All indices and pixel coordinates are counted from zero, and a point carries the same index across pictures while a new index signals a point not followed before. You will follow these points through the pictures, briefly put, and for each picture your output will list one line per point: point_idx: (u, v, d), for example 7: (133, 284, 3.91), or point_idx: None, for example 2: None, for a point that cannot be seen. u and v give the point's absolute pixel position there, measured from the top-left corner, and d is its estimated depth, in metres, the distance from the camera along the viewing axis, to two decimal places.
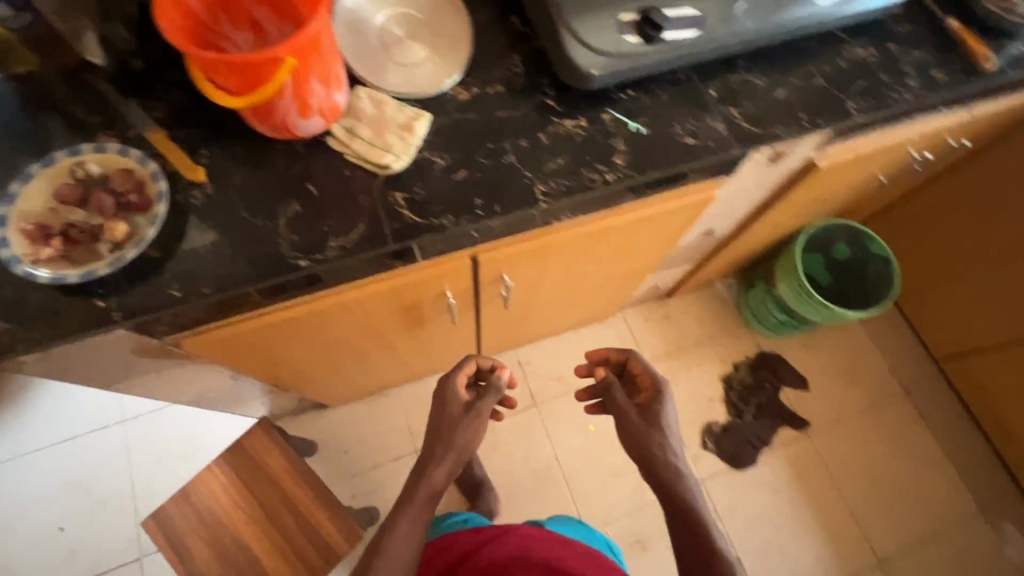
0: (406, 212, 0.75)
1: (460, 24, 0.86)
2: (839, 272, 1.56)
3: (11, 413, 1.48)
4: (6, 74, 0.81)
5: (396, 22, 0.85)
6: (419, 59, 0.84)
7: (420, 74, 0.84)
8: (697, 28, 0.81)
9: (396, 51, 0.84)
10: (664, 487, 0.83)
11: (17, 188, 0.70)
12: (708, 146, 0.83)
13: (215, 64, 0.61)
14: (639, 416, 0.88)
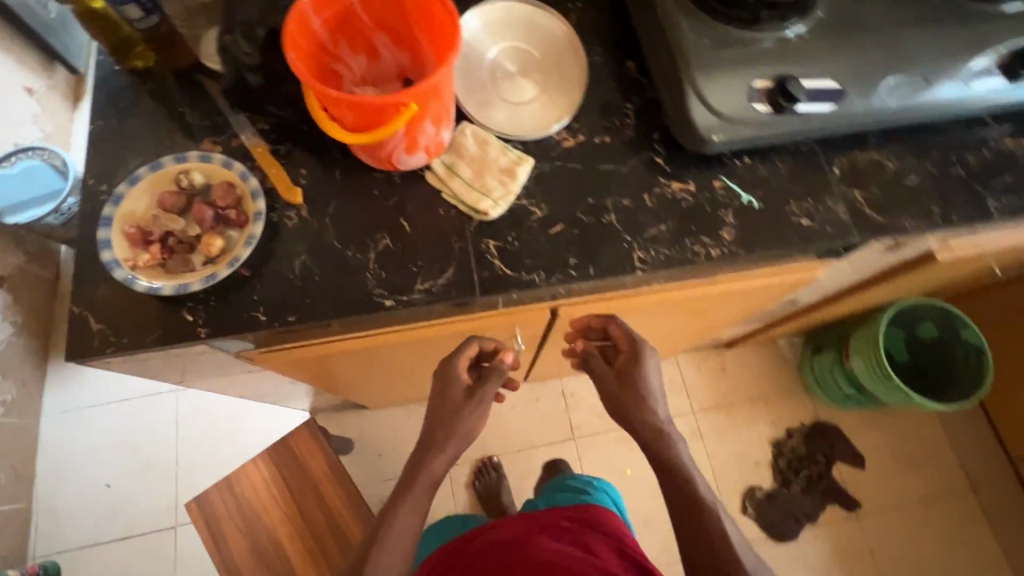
0: (496, 262, 0.73)
1: (576, 66, 0.83)
2: (920, 352, 1.45)
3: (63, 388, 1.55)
4: (123, 66, 0.82)
5: (510, 57, 0.82)
6: (529, 99, 0.81)
7: (528, 115, 0.80)
8: (835, 102, 0.74)
9: (507, 87, 0.81)
10: (672, 479, 0.71)
11: (125, 189, 0.71)
12: (825, 230, 0.77)
13: (336, 101, 0.59)
14: (634, 393, 0.75)
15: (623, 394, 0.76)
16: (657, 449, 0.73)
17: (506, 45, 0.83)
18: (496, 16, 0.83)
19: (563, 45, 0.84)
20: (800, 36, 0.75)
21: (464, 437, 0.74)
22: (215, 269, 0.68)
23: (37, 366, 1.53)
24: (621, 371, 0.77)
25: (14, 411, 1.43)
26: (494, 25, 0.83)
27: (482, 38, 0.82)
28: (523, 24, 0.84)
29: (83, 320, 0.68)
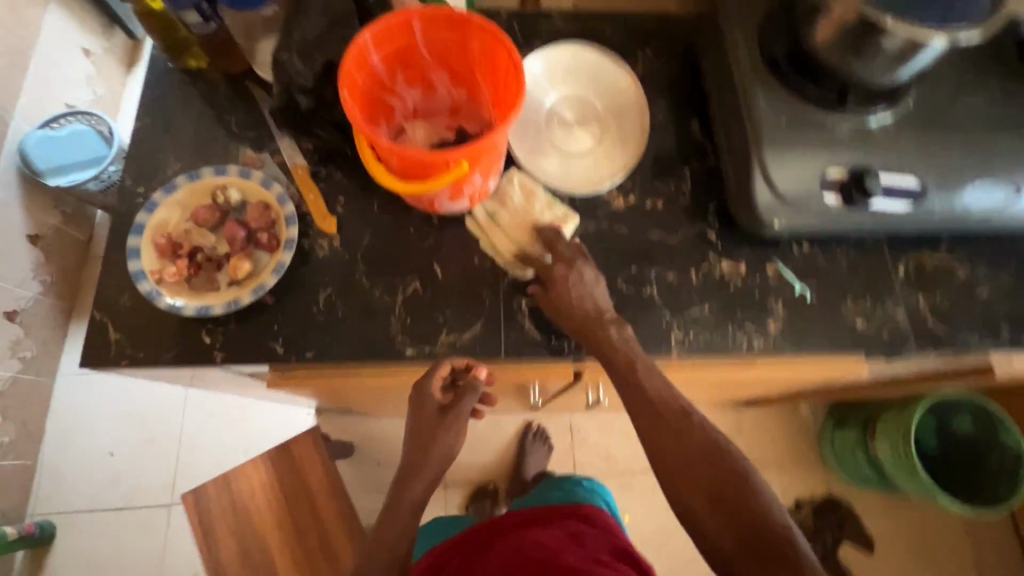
0: (527, 322, 0.70)
1: (638, 122, 0.78)
2: (952, 445, 1.36)
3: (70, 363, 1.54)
4: (177, 66, 0.80)
5: (570, 105, 0.79)
6: (583, 151, 0.77)
7: (580, 168, 0.77)
8: (912, 201, 0.69)
9: (561, 137, 0.77)
10: (672, 438, 0.57)
11: (161, 198, 0.70)
12: (880, 336, 0.72)
13: (384, 148, 0.56)
14: (591, 326, 0.64)
15: (591, 332, 0.64)
16: (652, 412, 0.59)
17: (567, 92, 0.79)
18: (562, 60, 0.80)
19: (627, 98, 0.79)
20: (884, 127, 0.70)
21: (443, 455, 0.68)
22: (239, 295, 0.66)
23: (60, 326, 1.54)
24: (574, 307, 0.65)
25: (30, 367, 1.45)
26: (557, 69, 0.79)
27: (544, 82, 0.79)
28: (588, 71, 0.80)
29: (102, 326, 0.67)
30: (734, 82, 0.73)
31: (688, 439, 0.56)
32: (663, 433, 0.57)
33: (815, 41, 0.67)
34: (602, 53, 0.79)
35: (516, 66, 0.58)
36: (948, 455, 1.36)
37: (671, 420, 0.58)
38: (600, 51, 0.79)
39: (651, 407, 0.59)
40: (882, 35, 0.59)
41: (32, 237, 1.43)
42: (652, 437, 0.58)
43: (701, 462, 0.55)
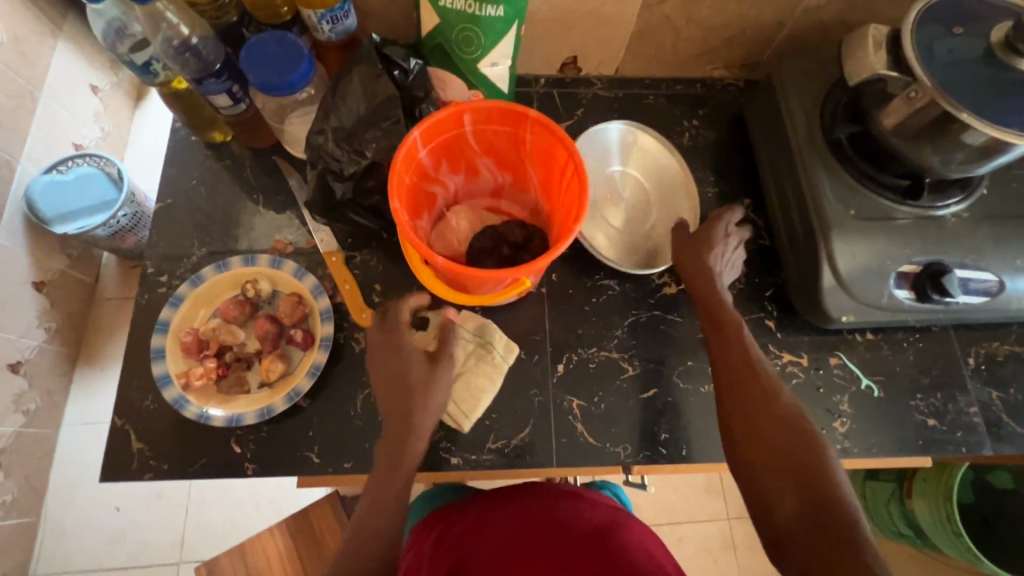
0: (579, 426, 0.65)
1: (688, 204, 0.73)
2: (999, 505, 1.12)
3: (78, 388, 1.34)
4: (200, 139, 0.76)
5: (617, 182, 0.75)
6: (629, 228, 0.73)
7: (629, 247, 0.73)
8: (989, 295, 0.65)
9: (609, 214, 0.74)
10: (748, 413, 0.55)
11: (186, 292, 0.66)
12: (954, 436, 0.67)
13: (446, 267, 0.54)
14: (723, 304, 0.62)
15: (719, 307, 0.62)
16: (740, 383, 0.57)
17: (614, 171, 0.76)
18: (611, 138, 0.76)
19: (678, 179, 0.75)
20: (957, 217, 0.66)
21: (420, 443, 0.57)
22: (271, 403, 0.62)
23: (64, 374, 1.32)
24: (708, 290, 0.63)
25: (35, 420, 1.24)
26: (609, 147, 0.76)
27: (598, 156, 0.75)
28: (635, 152, 0.76)
29: (124, 434, 0.62)
30: (795, 164, 0.69)
31: (765, 407, 0.54)
32: (741, 413, 0.55)
33: (886, 129, 0.63)
34: (651, 137, 0.76)
35: (579, 173, 0.56)
36: (989, 510, 1.12)
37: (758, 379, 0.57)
38: (650, 134, 0.76)
39: (741, 347, 0.59)
40: (965, 132, 0.55)
41: (37, 284, 1.22)
42: (734, 402, 0.56)
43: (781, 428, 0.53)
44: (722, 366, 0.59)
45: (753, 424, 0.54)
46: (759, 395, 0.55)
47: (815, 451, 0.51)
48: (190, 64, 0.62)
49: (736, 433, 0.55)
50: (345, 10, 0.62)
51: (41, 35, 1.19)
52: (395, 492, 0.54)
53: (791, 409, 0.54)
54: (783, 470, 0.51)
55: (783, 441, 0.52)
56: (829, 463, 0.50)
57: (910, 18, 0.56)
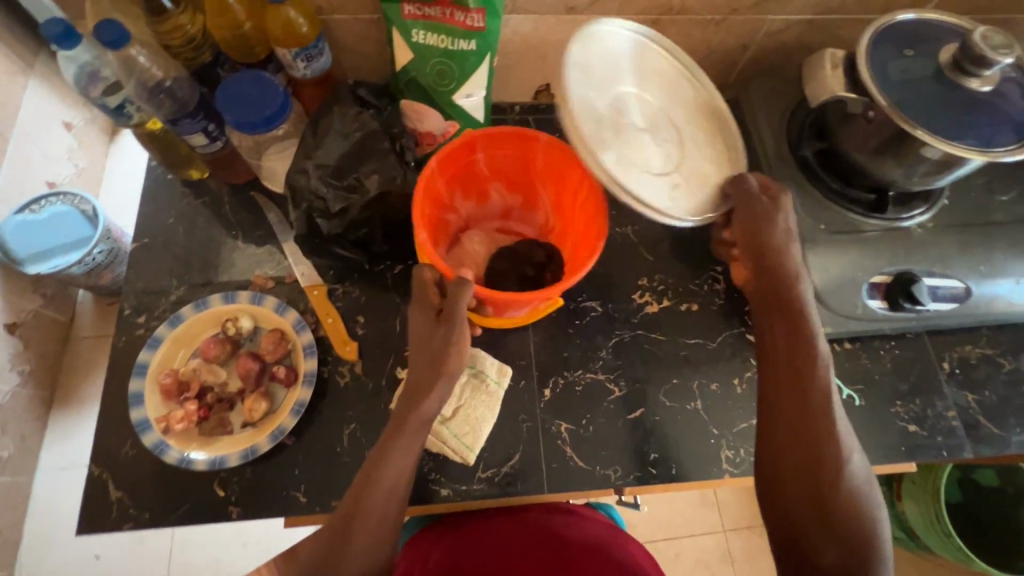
0: (568, 449, 0.65)
1: (721, 154, 0.66)
2: (985, 503, 1.13)
3: (54, 431, 1.29)
4: (176, 177, 0.76)
5: (643, 111, 0.64)
6: (653, 166, 0.61)
7: (652, 187, 0.59)
8: (957, 301, 0.67)
9: (629, 142, 0.61)
10: (807, 463, 0.54)
11: (165, 333, 0.65)
12: (935, 441, 0.68)
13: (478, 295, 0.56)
14: (804, 336, 0.58)
15: (795, 335, 0.58)
16: (813, 439, 0.54)
17: (640, 106, 0.64)
18: (638, 60, 0.65)
19: (711, 121, 0.67)
20: (922, 227, 0.68)
21: (425, 417, 0.55)
22: (255, 443, 0.60)
23: (39, 418, 1.27)
24: (783, 315, 0.60)
25: (7, 467, 1.19)
26: (638, 73, 0.65)
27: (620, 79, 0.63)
28: (664, 83, 0.66)
29: (102, 483, 0.61)
30: (766, 182, 0.71)
31: (833, 472, 0.53)
32: (798, 460, 0.55)
33: (850, 145, 0.65)
34: (684, 63, 0.67)
35: (597, 198, 0.60)
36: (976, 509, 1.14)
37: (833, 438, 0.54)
38: (686, 62, 0.67)
39: (819, 393, 0.56)
40: (921, 147, 0.57)
41: (9, 326, 1.18)
42: (797, 456, 0.55)
43: (843, 495, 0.53)
44: (784, 404, 0.57)
45: (813, 476, 0.54)
46: (826, 445, 0.54)
47: (862, 505, 0.53)
48: (165, 105, 0.62)
49: (789, 478, 0.55)
50: (319, 47, 0.63)
51: (12, 74, 1.18)
52: (393, 473, 0.53)
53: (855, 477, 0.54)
54: (833, 524, 0.52)
55: (841, 506, 0.53)
56: (872, 517, 0.53)
57: (864, 40, 0.58)
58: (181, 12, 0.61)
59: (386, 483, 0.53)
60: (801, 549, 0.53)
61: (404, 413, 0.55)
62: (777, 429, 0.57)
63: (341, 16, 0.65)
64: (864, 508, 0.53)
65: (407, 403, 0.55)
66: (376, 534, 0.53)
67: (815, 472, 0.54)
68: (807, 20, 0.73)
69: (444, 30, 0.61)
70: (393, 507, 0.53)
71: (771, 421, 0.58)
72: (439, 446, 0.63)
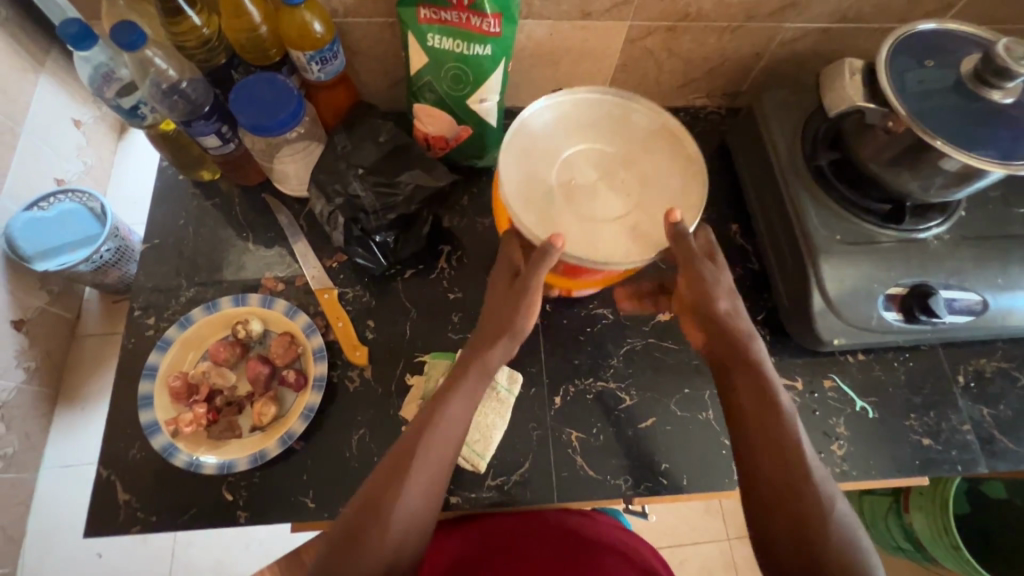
0: (579, 458, 0.65)
1: (681, 174, 0.59)
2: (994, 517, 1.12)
3: (59, 428, 1.29)
4: (188, 178, 0.76)
5: (594, 161, 0.59)
6: (613, 216, 0.57)
7: (609, 245, 0.56)
8: (973, 314, 0.66)
9: (580, 195, 0.57)
10: (794, 524, 0.51)
11: (175, 335, 0.65)
12: (950, 455, 0.68)
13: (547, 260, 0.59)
14: (768, 391, 0.56)
15: (761, 395, 0.56)
16: (792, 496, 0.52)
17: (583, 148, 0.60)
18: (571, 110, 0.61)
19: (665, 150, 0.61)
20: (939, 239, 0.67)
21: (487, 369, 0.57)
22: (264, 448, 0.60)
23: (44, 415, 1.27)
24: (743, 370, 0.58)
25: (13, 465, 1.19)
26: (567, 120, 0.61)
27: (554, 132, 0.60)
28: (609, 123, 0.61)
29: (110, 485, 0.60)
30: (780, 190, 0.70)
31: (820, 529, 0.50)
32: (783, 523, 0.51)
33: (867, 155, 0.64)
34: (622, 97, 0.62)
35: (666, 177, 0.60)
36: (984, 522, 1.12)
37: (812, 493, 0.52)
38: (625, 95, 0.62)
39: (791, 445, 0.53)
40: (942, 159, 0.57)
41: (16, 322, 1.18)
42: (777, 518, 0.52)
43: (836, 555, 0.50)
44: (760, 467, 0.54)
45: (801, 539, 0.50)
46: (807, 502, 0.51)
47: (862, 566, 0.49)
48: (179, 107, 0.62)
49: (780, 543, 0.51)
50: (334, 50, 0.62)
51: (23, 71, 1.18)
52: (446, 422, 0.54)
53: (844, 533, 0.51)
54: None
55: (835, 566, 0.49)
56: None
57: (883, 51, 0.58)
58: (197, 15, 0.60)
59: (441, 430, 0.53)
60: None
61: (467, 362, 0.57)
62: (759, 490, 0.54)
63: (357, 19, 0.65)
64: (860, 566, 0.49)
65: (475, 349, 0.58)
66: (414, 511, 0.50)
67: (801, 533, 0.51)
68: (824, 28, 0.73)
69: (460, 34, 0.61)
70: (445, 459, 0.53)
71: (753, 485, 0.54)
72: None
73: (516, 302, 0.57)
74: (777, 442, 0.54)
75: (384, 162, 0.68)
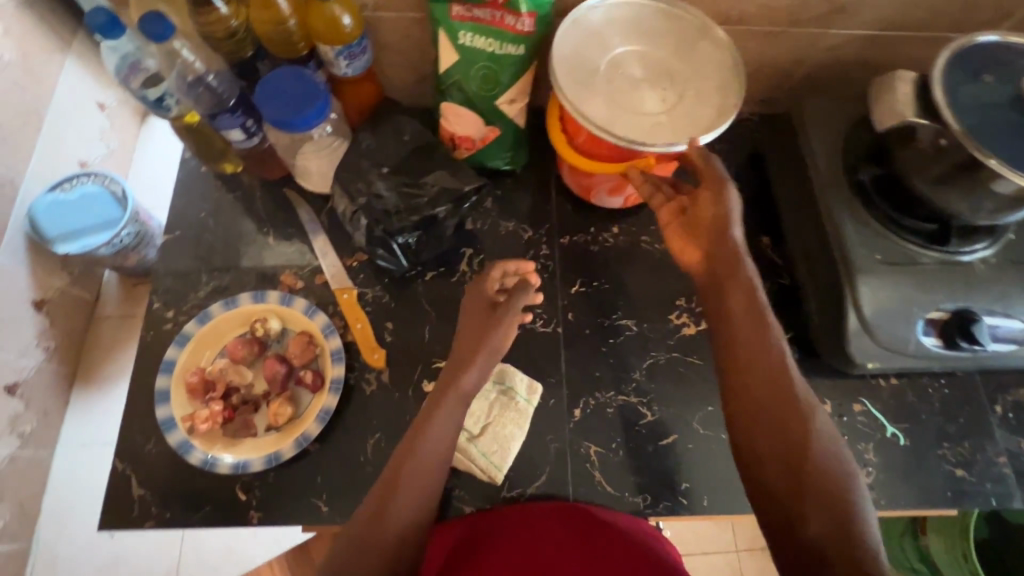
0: (596, 473, 0.63)
1: (721, 85, 0.60)
2: None
3: (77, 408, 1.31)
4: (211, 170, 0.75)
5: (644, 62, 0.61)
6: (650, 110, 0.59)
7: (629, 125, 0.58)
8: (1017, 343, 0.63)
9: (621, 88, 0.60)
10: (778, 421, 0.52)
11: (193, 331, 0.64)
12: (983, 487, 0.65)
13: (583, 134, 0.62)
14: (756, 302, 0.58)
15: (753, 309, 0.57)
16: (775, 393, 0.53)
17: (635, 50, 0.62)
18: (630, 9, 0.62)
19: (724, 71, 0.61)
20: (984, 262, 0.64)
21: (463, 396, 0.57)
22: (279, 449, 0.60)
23: (62, 395, 1.29)
24: (739, 289, 0.58)
25: (30, 442, 1.21)
26: (624, 20, 0.62)
27: (607, 29, 0.62)
28: (668, 31, 0.62)
29: (125, 479, 0.60)
30: (818, 205, 0.67)
31: (801, 425, 0.52)
32: (770, 428, 0.52)
33: (911, 173, 0.61)
34: (699, 21, 0.62)
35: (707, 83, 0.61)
36: None
37: (792, 392, 0.53)
38: (702, 19, 0.61)
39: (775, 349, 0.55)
40: (995, 180, 0.54)
41: (37, 303, 1.19)
42: (758, 414, 0.53)
43: (815, 451, 0.51)
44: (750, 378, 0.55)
45: (788, 444, 0.51)
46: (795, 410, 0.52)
47: (838, 465, 0.50)
48: (204, 99, 0.61)
49: (762, 446, 0.52)
50: (362, 45, 0.61)
51: (49, 52, 1.18)
52: (437, 441, 0.54)
53: (824, 433, 0.52)
54: (813, 483, 0.49)
55: (816, 461, 0.50)
56: (848, 479, 0.50)
57: (938, 63, 0.55)
58: (225, 5, 0.58)
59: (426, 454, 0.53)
60: (781, 510, 0.49)
61: (444, 388, 0.57)
62: (748, 399, 0.54)
63: (387, 13, 0.63)
64: (838, 469, 0.50)
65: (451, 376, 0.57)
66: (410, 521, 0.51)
67: (785, 427, 0.52)
68: (870, 35, 0.69)
69: (492, 32, 0.59)
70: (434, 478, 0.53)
71: (739, 396, 0.55)
72: (466, 464, 0.62)
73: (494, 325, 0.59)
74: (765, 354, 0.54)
75: (408, 161, 0.66)
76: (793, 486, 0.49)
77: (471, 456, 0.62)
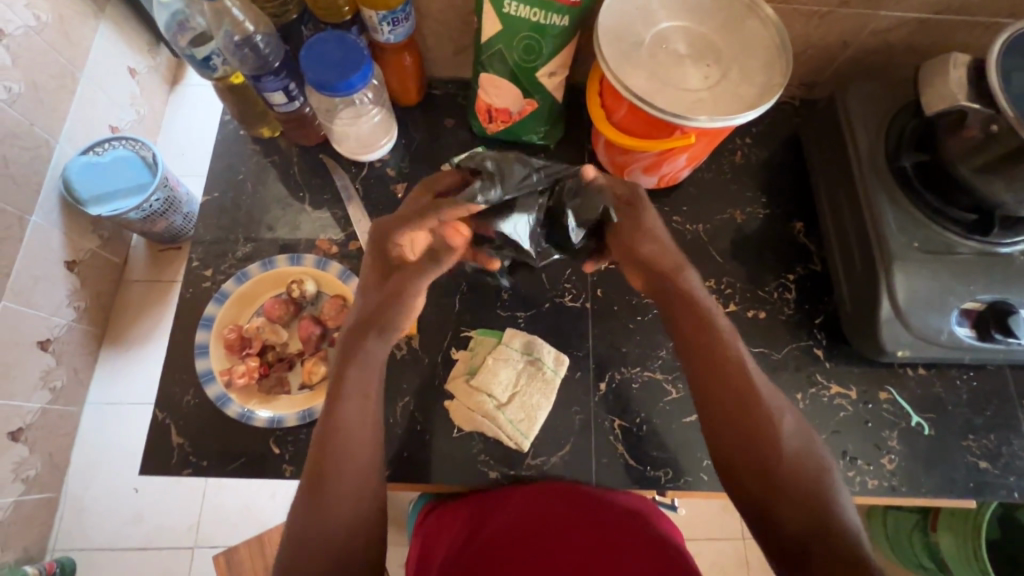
0: (620, 447, 0.64)
1: (766, 63, 0.59)
2: None
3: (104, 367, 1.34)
4: (248, 133, 0.76)
5: (688, 38, 0.60)
6: (690, 85, 0.59)
7: (669, 100, 0.57)
8: None
9: (663, 63, 0.59)
10: (744, 433, 0.53)
11: (232, 289, 0.67)
12: (1006, 480, 0.65)
13: (621, 106, 0.61)
14: (703, 310, 0.58)
15: (704, 319, 0.58)
16: (739, 405, 0.54)
17: (679, 26, 0.61)
18: None
19: (769, 49, 0.60)
20: None
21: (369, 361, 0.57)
22: (313, 406, 0.62)
23: (91, 353, 1.33)
24: (685, 304, 0.59)
25: (60, 398, 1.25)
26: None
27: (653, 4, 0.61)
28: (715, 8, 0.61)
29: (165, 428, 0.63)
30: (855, 189, 0.67)
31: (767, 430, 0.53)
32: (737, 437, 0.53)
33: (958, 160, 0.60)
34: None
35: (753, 61, 0.60)
36: None
37: (755, 400, 0.54)
38: None
39: (733, 357, 0.56)
40: None
41: (68, 263, 1.22)
42: (721, 428, 0.54)
43: (785, 455, 0.52)
44: (713, 393, 0.55)
45: (755, 449, 0.52)
46: (758, 421, 0.53)
47: (813, 465, 0.52)
48: (249, 60, 0.62)
49: (733, 459, 0.53)
50: (405, 12, 0.61)
51: (84, 16, 1.20)
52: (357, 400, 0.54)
53: (791, 433, 0.53)
54: (786, 485, 0.51)
55: (785, 464, 0.51)
56: (823, 474, 0.52)
57: (998, 45, 0.53)
58: None
59: (351, 430, 0.53)
60: (758, 515, 0.52)
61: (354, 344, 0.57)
62: (711, 415, 0.55)
63: None
64: (811, 467, 0.52)
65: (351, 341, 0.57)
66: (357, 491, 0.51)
67: (746, 435, 0.53)
68: (922, 18, 0.67)
69: (539, 2, 0.58)
70: (366, 439, 0.54)
71: (708, 413, 0.55)
72: (494, 431, 0.63)
73: (387, 302, 0.59)
74: (721, 364, 0.55)
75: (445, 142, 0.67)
76: (769, 490, 0.51)
77: (500, 424, 0.63)
